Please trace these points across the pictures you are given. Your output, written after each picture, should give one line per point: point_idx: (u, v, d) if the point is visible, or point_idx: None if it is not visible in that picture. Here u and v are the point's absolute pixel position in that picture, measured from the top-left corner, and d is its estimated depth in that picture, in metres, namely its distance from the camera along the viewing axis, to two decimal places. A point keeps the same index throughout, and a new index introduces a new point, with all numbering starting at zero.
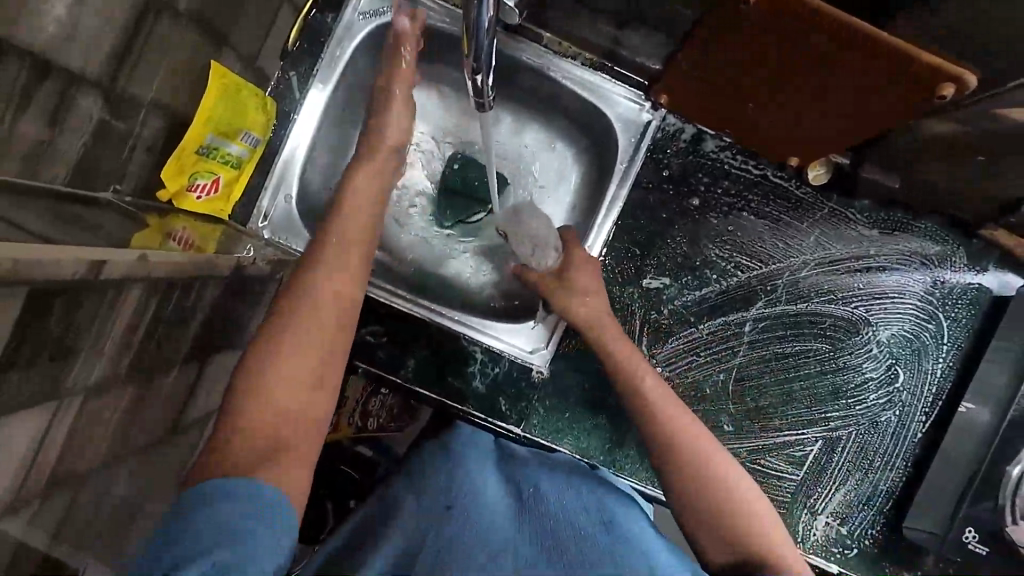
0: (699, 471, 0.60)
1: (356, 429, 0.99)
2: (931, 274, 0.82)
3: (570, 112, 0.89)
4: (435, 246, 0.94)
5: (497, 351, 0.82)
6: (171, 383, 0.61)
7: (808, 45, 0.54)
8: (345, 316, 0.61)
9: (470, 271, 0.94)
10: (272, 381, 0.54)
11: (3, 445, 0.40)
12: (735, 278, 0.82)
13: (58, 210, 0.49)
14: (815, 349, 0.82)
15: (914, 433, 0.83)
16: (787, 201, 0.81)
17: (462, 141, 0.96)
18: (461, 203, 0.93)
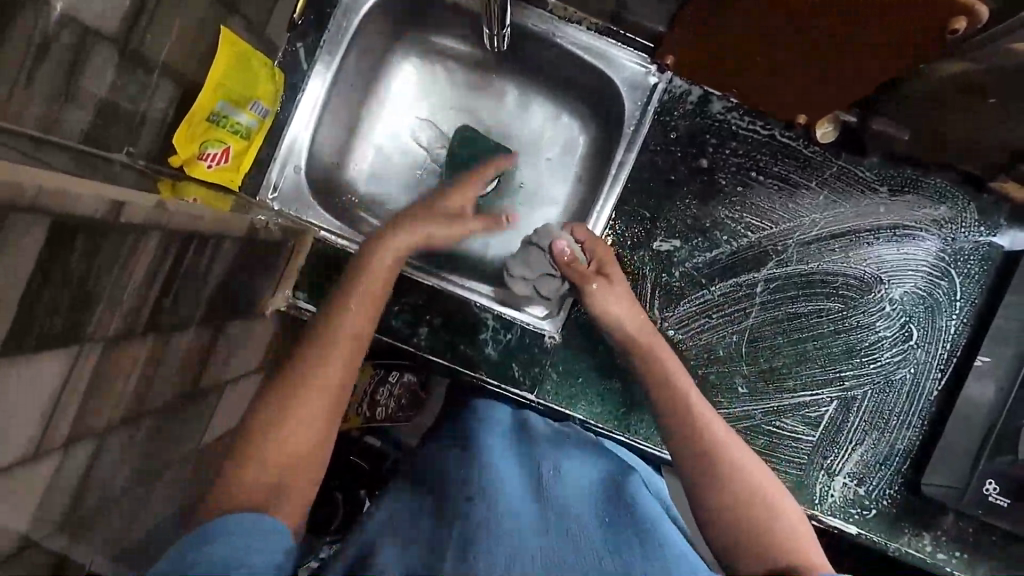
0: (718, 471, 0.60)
1: (366, 419, 1.00)
2: (941, 232, 0.82)
3: (576, 81, 0.89)
4: None
5: (509, 317, 0.82)
6: (187, 345, 0.62)
7: (806, 43, 0.63)
8: (358, 361, 0.63)
9: None
10: (279, 425, 0.56)
11: (28, 383, 0.40)
12: (746, 238, 0.81)
13: (77, 161, 0.49)
14: (827, 308, 0.82)
15: (929, 392, 0.82)
16: (796, 160, 0.81)
17: (468, 114, 0.96)
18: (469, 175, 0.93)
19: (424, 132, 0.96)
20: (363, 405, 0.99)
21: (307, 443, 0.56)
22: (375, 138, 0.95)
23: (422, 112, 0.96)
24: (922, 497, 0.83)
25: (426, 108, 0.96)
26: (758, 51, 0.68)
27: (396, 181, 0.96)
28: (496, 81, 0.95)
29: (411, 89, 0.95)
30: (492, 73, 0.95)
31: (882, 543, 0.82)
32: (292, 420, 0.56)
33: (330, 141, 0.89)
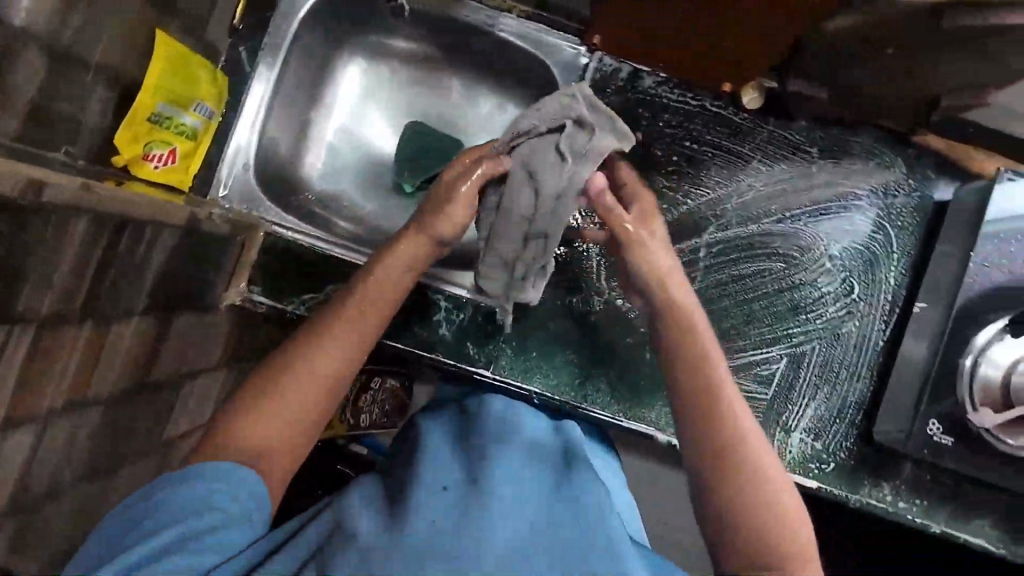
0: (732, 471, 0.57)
1: (351, 426, 1.02)
2: (872, 187, 0.85)
3: (514, 69, 0.92)
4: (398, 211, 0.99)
5: (461, 297, 0.84)
6: (131, 337, 0.63)
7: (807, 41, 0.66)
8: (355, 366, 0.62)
9: None
10: (271, 411, 0.57)
11: None
12: (686, 206, 0.84)
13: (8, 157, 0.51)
14: (769, 268, 0.84)
15: (875, 343, 0.84)
16: (727, 127, 0.84)
17: (416, 108, 0.99)
18: (421, 164, 0.95)
19: (374, 128, 0.99)
20: (348, 413, 1.01)
21: (297, 447, 0.58)
22: (325, 136, 0.97)
23: (370, 108, 0.99)
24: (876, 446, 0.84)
25: (374, 104, 0.98)
26: (758, 50, 0.70)
27: (351, 177, 0.99)
28: (440, 74, 0.98)
29: (358, 87, 0.98)
30: (435, 67, 0.98)
31: (841, 494, 0.83)
32: (274, 408, 0.57)
33: (280, 140, 0.92)
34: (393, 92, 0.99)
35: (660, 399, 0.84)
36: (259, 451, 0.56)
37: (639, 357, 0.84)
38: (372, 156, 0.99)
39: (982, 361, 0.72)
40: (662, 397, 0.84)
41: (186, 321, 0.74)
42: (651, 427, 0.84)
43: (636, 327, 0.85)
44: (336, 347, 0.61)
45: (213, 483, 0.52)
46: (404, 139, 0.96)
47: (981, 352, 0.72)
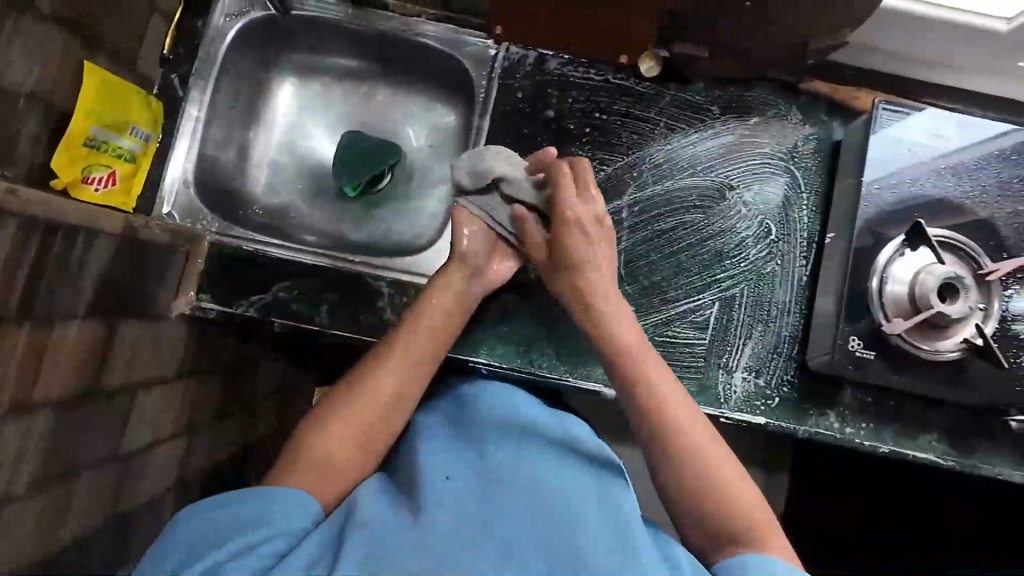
0: (685, 472, 0.65)
1: None
2: (774, 136, 0.92)
3: (435, 70, 0.99)
4: (343, 215, 1.04)
5: (403, 282, 0.88)
6: (75, 339, 0.66)
7: None
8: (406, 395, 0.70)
9: (382, 232, 1.04)
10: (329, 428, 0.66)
11: None
12: (604, 172, 0.90)
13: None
14: (690, 220, 0.90)
15: (799, 277, 0.89)
16: (632, 96, 0.90)
17: (350, 118, 1.06)
18: (358, 168, 1.01)
19: (314, 141, 1.05)
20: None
21: (343, 475, 0.65)
22: (267, 153, 1.03)
23: (308, 124, 1.05)
24: (815, 375, 0.87)
25: (311, 119, 1.05)
26: None
27: (294, 188, 1.04)
28: (369, 84, 1.05)
29: (295, 106, 1.04)
30: (364, 78, 1.04)
31: (788, 426, 0.86)
32: (333, 427, 0.66)
33: (221, 159, 0.97)
34: (327, 105, 1.05)
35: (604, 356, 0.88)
36: (326, 468, 0.64)
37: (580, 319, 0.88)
38: (314, 167, 1.05)
39: (886, 278, 0.78)
40: None
41: (134, 331, 0.77)
42: (599, 383, 0.87)
43: None
44: (396, 383, 0.70)
45: (266, 496, 0.59)
46: (341, 147, 1.02)
47: (884, 270, 0.78)
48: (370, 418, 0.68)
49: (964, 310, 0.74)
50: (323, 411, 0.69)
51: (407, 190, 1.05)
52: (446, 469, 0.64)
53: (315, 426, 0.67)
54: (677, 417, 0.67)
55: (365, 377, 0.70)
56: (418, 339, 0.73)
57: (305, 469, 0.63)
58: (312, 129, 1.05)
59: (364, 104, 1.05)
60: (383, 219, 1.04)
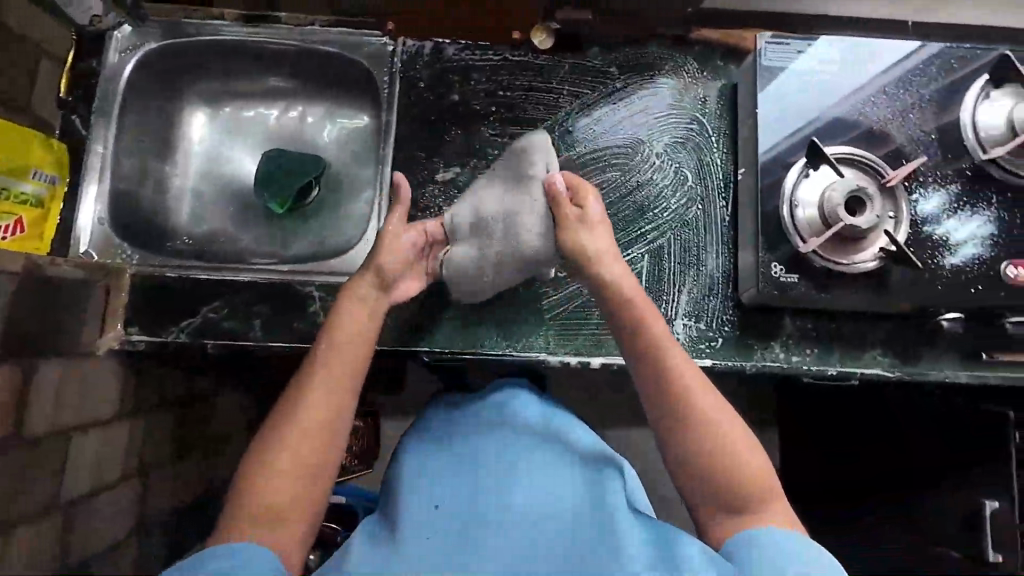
0: (701, 444, 0.63)
1: None
2: (676, 88, 0.94)
3: (340, 76, 1.00)
4: (275, 233, 1.04)
5: (333, 284, 0.88)
6: None
7: None
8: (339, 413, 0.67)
9: (316, 242, 1.03)
10: (270, 470, 0.61)
11: None
12: (516, 146, 0.91)
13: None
14: (608, 180, 0.91)
15: (721, 218, 0.90)
16: (531, 70, 0.92)
17: (267, 136, 1.06)
18: (284, 180, 1.00)
19: (236, 165, 1.05)
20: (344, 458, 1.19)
21: (297, 513, 0.61)
22: (191, 182, 1.02)
23: (227, 148, 1.05)
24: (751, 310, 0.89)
25: (229, 142, 1.05)
26: None
27: (222, 212, 1.04)
28: (280, 99, 1.05)
29: (213, 133, 1.05)
30: (274, 95, 1.05)
31: (734, 365, 0.86)
32: (270, 470, 0.61)
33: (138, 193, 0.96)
34: (243, 126, 1.06)
35: (544, 325, 0.88)
36: (272, 510, 0.60)
37: (514, 292, 0.88)
38: (239, 190, 1.05)
39: (796, 202, 0.79)
40: (545, 322, 0.88)
41: (57, 372, 0.75)
42: (543, 353, 0.87)
43: None
44: (331, 405, 0.66)
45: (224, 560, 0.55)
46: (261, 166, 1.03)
47: (793, 194, 0.80)
48: (309, 449, 0.63)
49: (872, 219, 0.76)
50: (257, 456, 0.63)
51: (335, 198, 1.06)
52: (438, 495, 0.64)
53: (252, 474, 0.62)
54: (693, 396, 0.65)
55: (298, 408, 0.65)
56: (341, 360, 0.69)
57: (254, 517, 0.59)
58: (231, 152, 1.05)
59: (278, 120, 1.06)
60: (316, 230, 1.04)
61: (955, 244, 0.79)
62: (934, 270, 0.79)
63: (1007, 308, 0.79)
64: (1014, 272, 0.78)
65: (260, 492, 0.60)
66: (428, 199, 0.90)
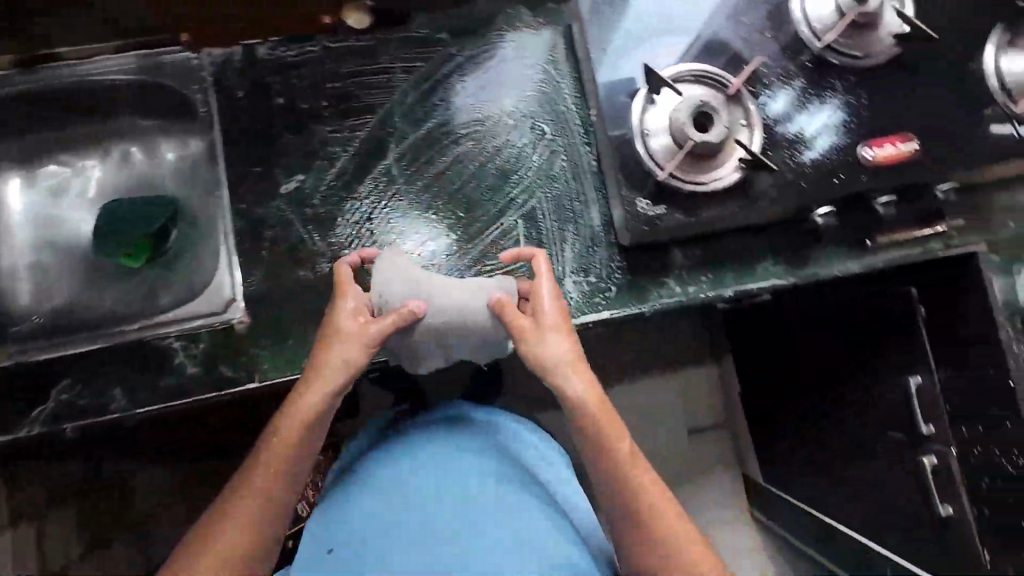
0: (618, 475, 0.68)
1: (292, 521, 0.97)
2: (513, 40, 0.89)
3: (159, 104, 0.91)
4: (135, 288, 0.92)
5: (194, 329, 0.81)
6: None
7: None
8: (287, 489, 0.66)
9: (179, 289, 0.91)
10: (210, 538, 0.63)
11: None
12: (358, 138, 0.85)
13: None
14: (463, 153, 0.86)
15: (587, 164, 0.87)
16: (355, 53, 0.86)
17: (101, 188, 0.96)
18: (140, 220, 0.92)
19: (75, 225, 0.95)
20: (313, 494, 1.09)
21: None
22: (28, 256, 0.93)
23: (60, 209, 0.95)
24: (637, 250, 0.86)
25: (60, 204, 0.95)
26: None
27: (72, 278, 0.93)
28: (105, 144, 0.96)
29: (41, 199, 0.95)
30: (98, 141, 0.95)
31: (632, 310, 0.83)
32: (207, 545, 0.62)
33: None
34: (73, 184, 0.96)
35: None
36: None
37: None
38: (81, 251, 0.94)
39: (646, 131, 0.76)
40: None
41: None
42: None
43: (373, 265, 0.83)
44: (273, 472, 0.66)
45: None
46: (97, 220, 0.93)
47: (641, 124, 0.76)
48: (251, 525, 0.64)
49: (720, 132, 0.73)
50: (201, 529, 0.65)
51: (191, 234, 0.94)
52: (331, 541, 0.71)
53: (190, 550, 0.63)
54: (620, 474, 0.68)
55: (250, 472, 0.66)
56: (300, 421, 0.67)
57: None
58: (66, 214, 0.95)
59: (109, 168, 0.96)
60: (178, 275, 0.92)
61: (810, 138, 0.78)
62: (795, 168, 0.77)
63: (872, 190, 0.78)
64: (870, 154, 0.77)
65: (220, 544, 0.62)
66: (277, 213, 0.83)
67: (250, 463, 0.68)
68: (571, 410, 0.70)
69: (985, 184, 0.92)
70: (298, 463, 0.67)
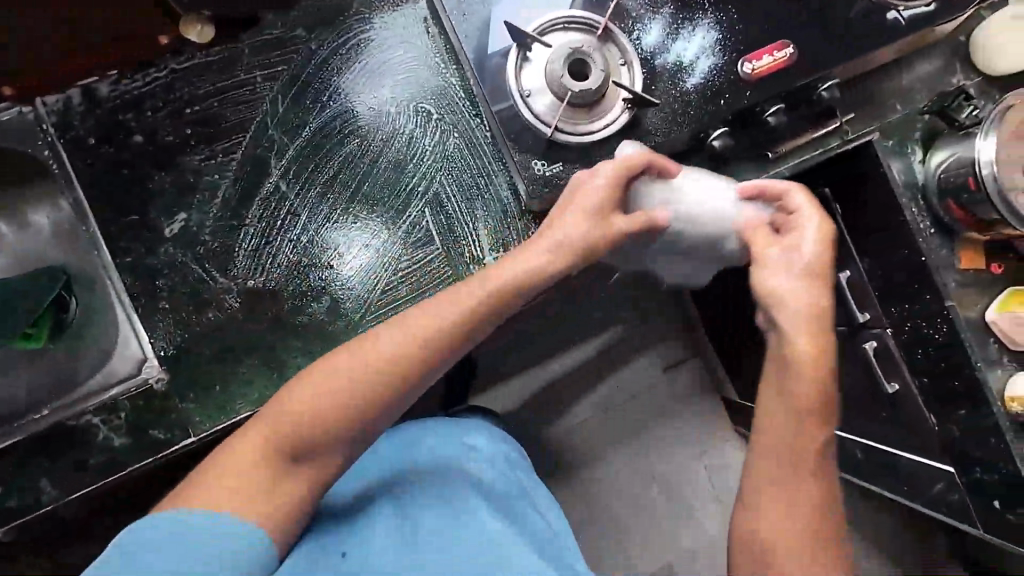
0: (765, 430, 0.69)
1: None
2: (374, 23, 0.84)
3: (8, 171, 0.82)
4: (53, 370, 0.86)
5: (110, 400, 0.75)
6: None
7: None
8: (377, 386, 0.62)
9: (95, 361, 0.84)
10: (235, 459, 0.60)
11: None
12: (235, 160, 0.79)
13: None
14: (350, 153, 0.82)
15: (481, 137, 0.84)
16: (208, 71, 0.80)
17: None
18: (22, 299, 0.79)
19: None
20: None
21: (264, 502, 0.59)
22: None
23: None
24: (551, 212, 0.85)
25: None
26: None
27: None
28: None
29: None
30: None
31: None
32: (228, 465, 0.59)
33: None
34: None
35: (358, 327, 0.80)
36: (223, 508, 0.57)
37: (310, 311, 0.80)
38: None
39: (526, 91, 0.74)
40: (356, 323, 0.80)
41: None
42: None
43: (285, 289, 0.79)
44: (319, 390, 0.62)
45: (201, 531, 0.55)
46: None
47: (519, 84, 0.74)
48: (274, 459, 0.60)
49: (597, 77, 0.72)
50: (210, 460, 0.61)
51: (92, 301, 0.87)
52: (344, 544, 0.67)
53: (213, 465, 0.60)
54: (767, 442, 0.68)
55: (311, 379, 0.62)
56: (437, 333, 0.64)
57: (217, 483, 0.59)
58: None
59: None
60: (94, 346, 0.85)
61: (690, 63, 0.77)
62: (681, 98, 0.77)
63: (758, 102, 0.78)
64: (750, 68, 0.77)
65: (290, 474, 0.61)
66: (168, 258, 0.78)
67: (324, 363, 0.63)
68: (768, 299, 0.71)
69: (869, 73, 0.94)
70: (380, 380, 0.63)
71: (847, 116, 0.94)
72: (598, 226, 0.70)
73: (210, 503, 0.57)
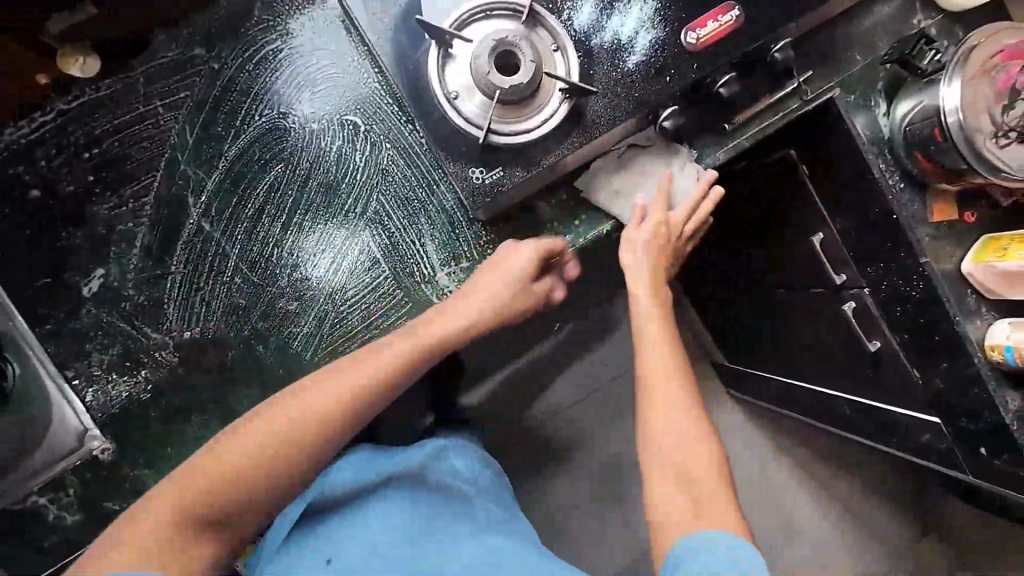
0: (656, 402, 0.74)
1: None
2: (282, 31, 0.76)
3: None
4: None
5: (51, 477, 0.70)
6: None
7: None
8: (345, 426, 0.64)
9: None
10: (221, 458, 0.60)
11: None
12: (147, 204, 0.72)
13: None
14: (276, 178, 0.75)
15: (416, 145, 0.78)
16: (102, 107, 0.72)
17: None
18: None
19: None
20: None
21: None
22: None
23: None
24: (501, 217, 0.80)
25: None
26: None
27: None
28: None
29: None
30: None
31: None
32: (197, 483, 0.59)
33: None
34: None
35: (311, 366, 0.75)
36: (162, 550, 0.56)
37: (257, 356, 0.74)
38: None
39: (453, 94, 0.67)
40: (308, 363, 0.75)
41: None
42: None
43: (226, 337, 0.74)
44: (291, 430, 0.62)
45: None
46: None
47: (443, 88, 0.67)
48: (244, 482, 0.60)
49: (527, 70, 0.65)
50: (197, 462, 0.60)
51: None
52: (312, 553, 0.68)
53: (173, 491, 0.58)
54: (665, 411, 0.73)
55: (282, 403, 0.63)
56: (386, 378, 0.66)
57: (173, 512, 0.57)
58: None
59: None
60: None
61: (629, 40, 0.70)
62: (623, 79, 0.70)
63: (707, 74, 0.72)
64: (694, 37, 0.71)
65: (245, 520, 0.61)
66: (93, 320, 0.71)
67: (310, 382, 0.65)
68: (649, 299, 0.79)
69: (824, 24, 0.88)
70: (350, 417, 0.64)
71: (805, 75, 0.88)
72: (522, 292, 0.74)
73: (162, 544, 0.56)
